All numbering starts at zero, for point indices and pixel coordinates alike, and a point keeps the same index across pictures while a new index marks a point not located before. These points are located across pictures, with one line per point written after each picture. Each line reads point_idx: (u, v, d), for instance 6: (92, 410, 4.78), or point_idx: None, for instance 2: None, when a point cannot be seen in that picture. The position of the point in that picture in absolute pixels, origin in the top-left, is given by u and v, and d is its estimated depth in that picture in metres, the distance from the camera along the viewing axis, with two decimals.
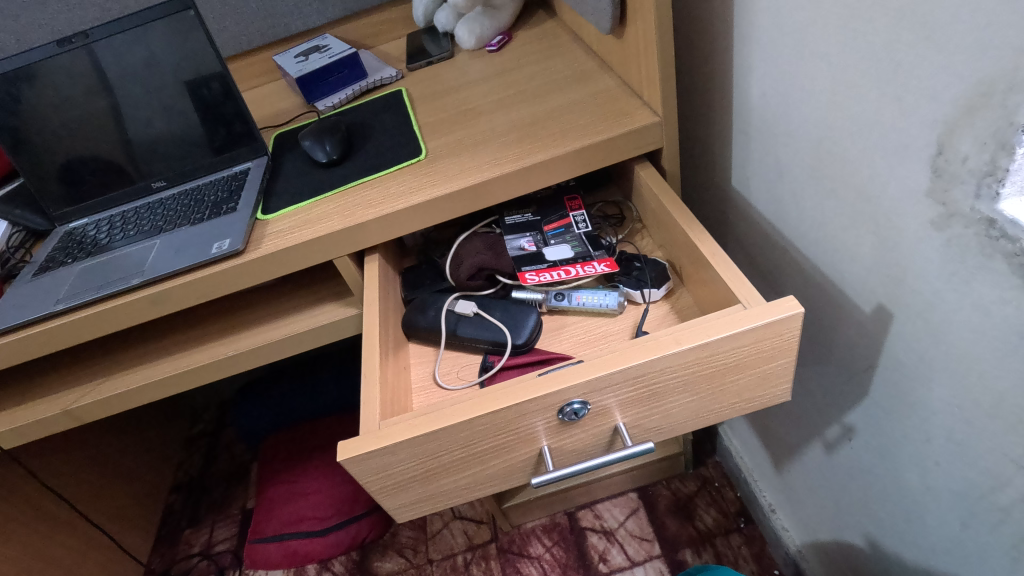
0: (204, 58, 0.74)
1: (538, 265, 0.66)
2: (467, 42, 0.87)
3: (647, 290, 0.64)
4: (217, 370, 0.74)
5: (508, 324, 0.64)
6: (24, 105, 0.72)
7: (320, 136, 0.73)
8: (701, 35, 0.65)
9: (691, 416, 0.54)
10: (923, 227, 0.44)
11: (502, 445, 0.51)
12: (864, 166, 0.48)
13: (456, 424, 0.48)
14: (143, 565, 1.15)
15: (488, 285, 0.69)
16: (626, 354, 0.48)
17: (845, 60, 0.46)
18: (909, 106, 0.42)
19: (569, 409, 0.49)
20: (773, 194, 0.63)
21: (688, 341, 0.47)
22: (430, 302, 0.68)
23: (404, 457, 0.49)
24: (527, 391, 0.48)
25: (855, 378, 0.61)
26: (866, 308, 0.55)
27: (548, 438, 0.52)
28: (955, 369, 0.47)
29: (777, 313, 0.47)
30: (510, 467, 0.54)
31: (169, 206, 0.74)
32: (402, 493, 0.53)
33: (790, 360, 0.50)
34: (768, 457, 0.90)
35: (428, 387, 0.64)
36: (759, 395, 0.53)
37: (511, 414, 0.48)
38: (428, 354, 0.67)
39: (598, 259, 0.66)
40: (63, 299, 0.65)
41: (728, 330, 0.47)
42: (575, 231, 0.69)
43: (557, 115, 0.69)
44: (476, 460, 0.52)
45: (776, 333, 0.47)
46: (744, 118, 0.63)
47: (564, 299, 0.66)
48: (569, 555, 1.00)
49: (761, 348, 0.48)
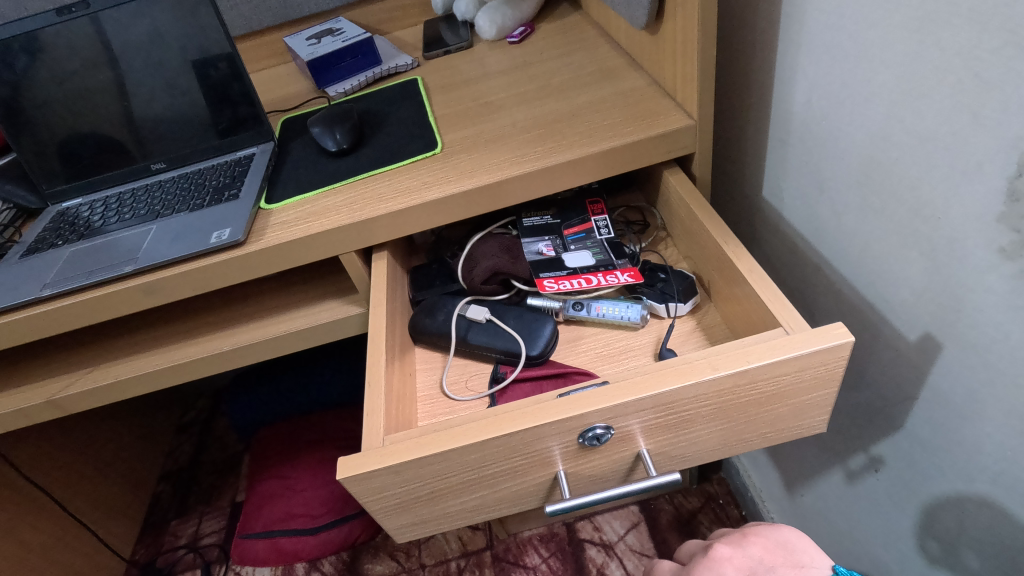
0: (212, 34, 0.69)
1: (557, 272, 0.62)
2: (488, 33, 0.83)
3: (672, 304, 0.60)
4: (212, 365, 0.70)
5: (523, 333, 0.60)
6: (19, 76, 0.68)
7: (330, 123, 0.69)
8: (744, 34, 0.60)
9: (718, 444, 0.50)
10: (990, 254, 0.41)
11: (515, 468, 0.48)
12: (922, 184, 0.45)
13: (468, 446, 0.44)
14: (128, 556, 1.11)
15: (503, 290, 0.66)
16: (656, 378, 0.44)
17: (912, 66, 0.42)
18: (986, 122, 0.38)
19: (591, 434, 0.45)
20: (811, 208, 0.59)
21: (726, 368, 0.43)
22: (440, 305, 0.64)
23: (407, 478, 0.46)
24: (546, 413, 0.44)
25: (887, 407, 0.57)
26: (911, 336, 0.51)
27: (565, 462, 0.48)
28: (1012, 410, 0.43)
29: (824, 342, 0.43)
30: (522, 490, 0.51)
31: (168, 189, 0.70)
32: (405, 513, 0.50)
33: (830, 389, 0.47)
34: (780, 479, 0.86)
35: (434, 397, 0.60)
36: (792, 425, 0.50)
37: (527, 436, 0.44)
38: (435, 360, 0.63)
39: (622, 268, 0.62)
40: (49, 284, 0.61)
41: (769, 357, 0.43)
42: (597, 237, 0.66)
43: (583, 112, 0.65)
44: (486, 483, 0.48)
45: (819, 362, 0.44)
46: (785, 125, 0.59)
47: (582, 309, 0.62)
48: (566, 567, 0.96)
49: (802, 377, 0.45)
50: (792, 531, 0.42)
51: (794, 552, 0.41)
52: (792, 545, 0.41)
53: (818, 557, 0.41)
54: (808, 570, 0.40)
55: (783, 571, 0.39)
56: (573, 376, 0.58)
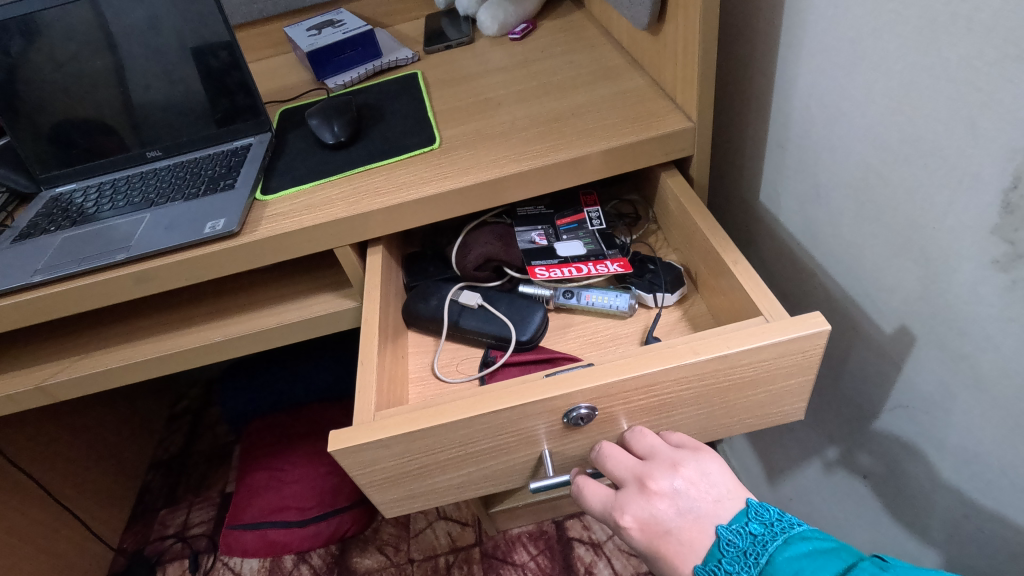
0: (211, 22, 0.69)
1: (548, 260, 0.63)
2: (489, 29, 0.83)
3: (660, 293, 0.60)
4: (203, 355, 0.70)
5: (513, 318, 0.61)
6: (15, 59, 0.67)
7: (328, 116, 0.69)
8: (747, 37, 0.60)
9: (698, 429, 0.51)
10: (982, 265, 0.41)
11: (500, 446, 0.48)
12: (917, 194, 0.45)
13: (456, 423, 0.44)
14: (116, 544, 1.11)
15: (495, 276, 0.66)
16: (640, 361, 0.45)
17: (911, 75, 0.42)
18: (984, 132, 0.38)
19: (575, 414, 0.45)
20: (808, 216, 0.59)
21: (707, 353, 0.44)
22: (434, 290, 0.64)
23: (398, 453, 0.46)
24: (532, 392, 0.44)
25: (870, 405, 0.58)
26: (887, 328, 0.52)
27: (550, 441, 0.49)
28: (1004, 421, 0.44)
29: (804, 329, 0.44)
30: (507, 469, 0.51)
31: (163, 178, 0.70)
32: (394, 488, 0.50)
33: (808, 377, 0.47)
34: (761, 468, 0.86)
35: (425, 376, 0.61)
36: (771, 412, 0.50)
37: (512, 416, 0.45)
38: (427, 344, 0.64)
39: (612, 259, 0.63)
40: (40, 270, 0.60)
41: (750, 343, 0.44)
42: (589, 228, 0.66)
43: (582, 112, 0.65)
44: (473, 459, 0.49)
45: (800, 349, 0.45)
46: (784, 130, 0.59)
47: (572, 297, 0.62)
48: (554, 565, 0.96)
49: (781, 364, 0.46)
50: (715, 462, 0.44)
51: (714, 483, 0.42)
52: (713, 475, 0.43)
53: (736, 490, 0.42)
54: (725, 502, 0.41)
55: (705, 507, 0.41)
56: (561, 362, 0.58)
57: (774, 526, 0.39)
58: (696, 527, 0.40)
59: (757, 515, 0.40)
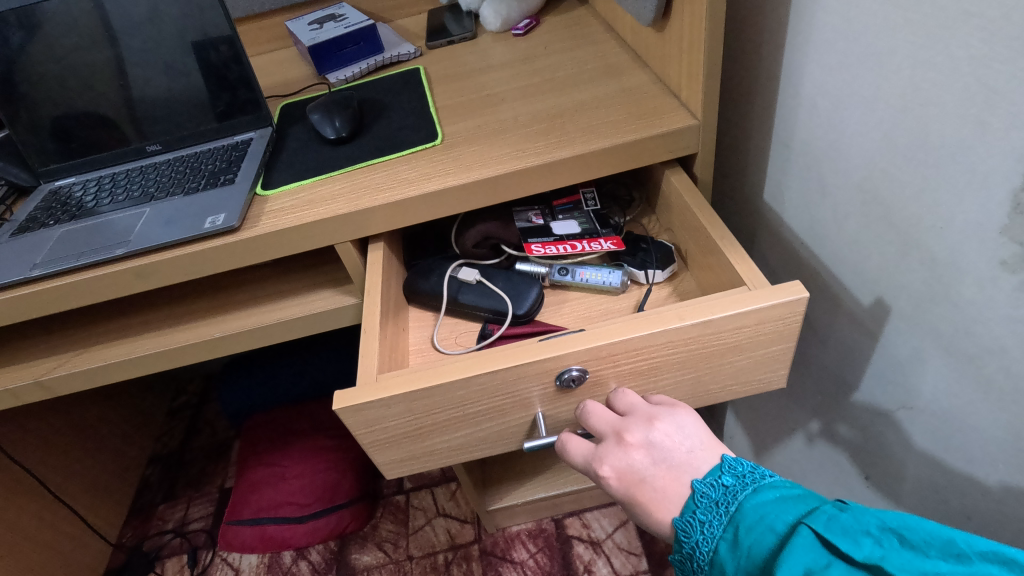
0: (212, 16, 0.68)
1: (544, 238, 0.64)
2: (492, 24, 0.83)
3: (650, 270, 0.62)
4: (202, 351, 0.69)
5: (510, 293, 0.61)
6: (15, 51, 0.66)
7: (329, 111, 0.68)
8: (753, 35, 0.60)
9: (686, 395, 0.53)
10: (990, 266, 0.41)
11: (497, 408, 0.51)
12: (925, 195, 0.44)
13: (455, 381, 0.47)
14: (115, 539, 1.11)
15: (493, 255, 0.66)
16: (628, 326, 0.47)
17: (919, 72, 0.41)
18: (993, 132, 0.37)
19: (567, 375, 0.48)
20: (812, 215, 0.59)
21: (691, 318, 0.46)
22: (434, 266, 0.65)
23: (398, 412, 0.49)
24: (528, 354, 0.47)
25: (850, 378, 0.60)
26: (864, 301, 0.55)
27: (543, 404, 0.52)
28: (1011, 422, 0.43)
29: (783, 296, 0.46)
30: (502, 432, 0.54)
31: (163, 172, 0.69)
32: (393, 448, 0.53)
33: (787, 345, 0.50)
34: (747, 444, 0.87)
35: (425, 349, 0.61)
36: (754, 379, 0.53)
37: (509, 375, 0.48)
38: (427, 319, 0.64)
39: (605, 237, 0.63)
40: (39, 264, 0.60)
41: (732, 309, 0.46)
42: (584, 209, 0.67)
43: (586, 108, 0.64)
44: (469, 421, 0.52)
45: (777, 316, 0.47)
46: (789, 128, 0.58)
47: (567, 274, 0.63)
48: (553, 563, 0.96)
49: (760, 331, 0.48)
50: (691, 416, 0.44)
51: (689, 435, 0.43)
52: (688, 428, 0.44)
53: (712, 443, 0.43)
54: (699, 453, 0.42)
55: (679, 458, 0.42)
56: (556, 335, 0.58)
57: (747, 476, 0.39)
58: (670, 475, 0.41)
59: (731, 468, 0.40)
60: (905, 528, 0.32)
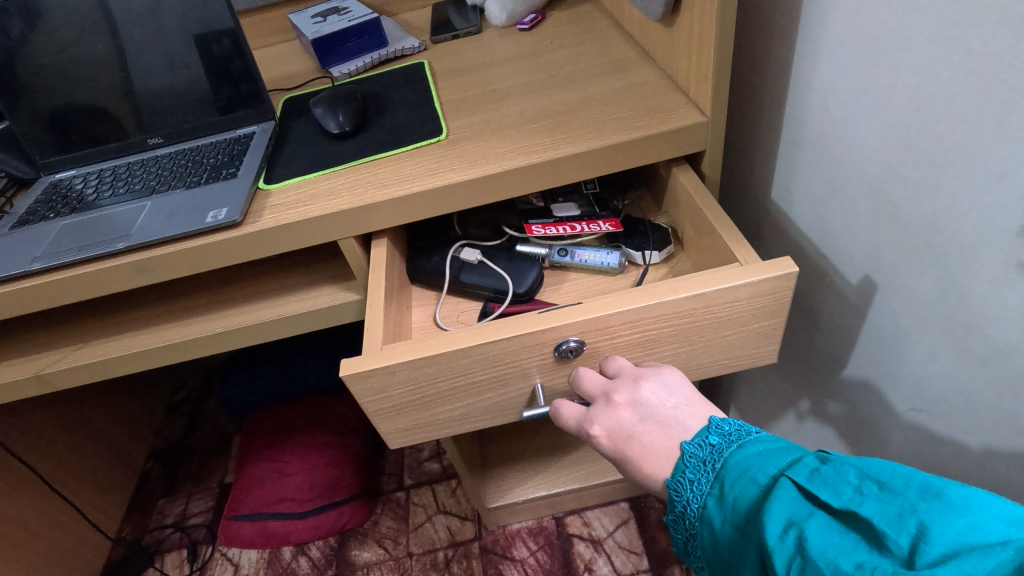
0: (215, 9, 0.67)
1: (544, 219, 0.65)
2: (497, 18, 0.82)
3: (648, 251, 0.61)
4: (203, 346, 0.68)
5: (511, 273, 0.61)
6: (15, 42, 0.66)
7: (333, 105, 0.67)
8: (763, 31, 0.59)
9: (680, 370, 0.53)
10: (1007, 267, 0.40)
11: (498, 378, 0.51)
12: (939, 195, 0.43)
13: (461, 349, 0.47)
14: (115, 532, 1.10)
15: (494, 237, 0.66)
16: (623, 299, 0.47)
17: (935, 70, 0.41)
18: (1012, 131, 0.37)
19: (565, 346, 0.48)
20: (821, 215, 0.58)
21: (686, 291, 0.46)
22: (436, 248, 0.65)
23: (403, 380, 0.49)
24: (528, 325, 0.47)
25: (844, 355, 0.61)
26: (852, 279, 0.56)
27: (543, 375, 0.51)
28: None
29: (773, 271, 0.46)
30: (500, 406, 0.54)
31: (164, 164, 0.69)
32: (398, 417, 0.53)
33: (781, 319, 0.50)
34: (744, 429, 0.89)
35: (429, 328, 0.61)
36: (751, 351, 0.52)
37: (510, 346, 0.48)
38: (430, 298, 0.64)
39: (604, 219, 0.64)
40: (40, 257, 0.59)
41: (728, 281, 0.46)
42: (584, 193, 0.68)
43: (592, 104, 0.63)
44: (471, 390, 0.51)
45: (773, 290, 0.47)
46: (799, 126, 0.58)
47: (566, 255, 0.62)
48: (554, 561, 0.95)
49: (752, 305, 0.48)
50: (678, 376, 0.45)
51: (676, 393, 0.44)
52: (675, 387, 0.44)
53: (698, 402, 0.43)
54: (685, 410, 0.43)
55: (666, 415, 0.42)
56: None
57: (733, 434, 0.39)
58: (657, 433, 0.42)
59: (718, 428, 0.40)
60: (885, 476, 0.32)
